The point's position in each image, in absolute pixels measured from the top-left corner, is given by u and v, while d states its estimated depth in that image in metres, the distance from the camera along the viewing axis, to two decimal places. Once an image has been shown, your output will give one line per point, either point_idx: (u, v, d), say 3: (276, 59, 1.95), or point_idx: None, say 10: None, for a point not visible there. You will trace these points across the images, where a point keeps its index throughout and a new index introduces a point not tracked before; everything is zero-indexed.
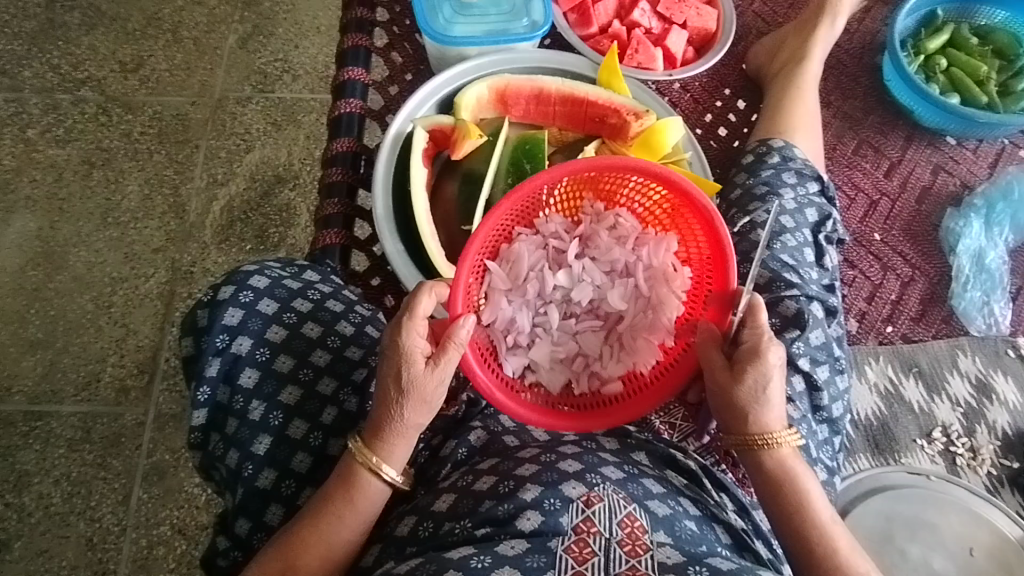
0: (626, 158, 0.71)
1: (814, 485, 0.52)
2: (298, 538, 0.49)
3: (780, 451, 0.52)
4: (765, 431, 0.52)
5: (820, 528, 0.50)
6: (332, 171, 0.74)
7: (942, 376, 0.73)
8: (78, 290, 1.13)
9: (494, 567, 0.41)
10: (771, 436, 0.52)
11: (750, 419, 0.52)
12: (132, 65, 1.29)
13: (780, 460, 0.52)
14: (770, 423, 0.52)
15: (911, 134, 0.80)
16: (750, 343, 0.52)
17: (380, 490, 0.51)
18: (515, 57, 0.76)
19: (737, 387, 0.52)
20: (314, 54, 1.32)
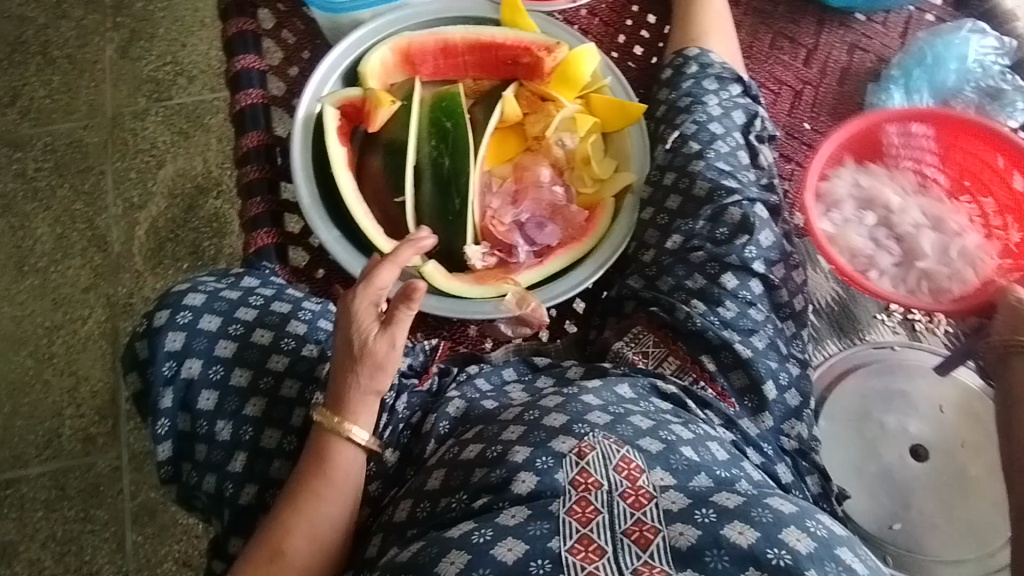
0: (548, 97, 0.69)
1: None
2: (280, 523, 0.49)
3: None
4: None
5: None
6: (247, 169, 0.70)
7: None
8: (12, 348, 1.06)
9: (497, 540, 0.41)
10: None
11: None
12: (8, 98, 1.18)
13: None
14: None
15: (822, 19, 0.80)
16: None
17: (353, 453, 0.51)
18: (409, 13, 0.71)
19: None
20: (204, 50, 1.23)
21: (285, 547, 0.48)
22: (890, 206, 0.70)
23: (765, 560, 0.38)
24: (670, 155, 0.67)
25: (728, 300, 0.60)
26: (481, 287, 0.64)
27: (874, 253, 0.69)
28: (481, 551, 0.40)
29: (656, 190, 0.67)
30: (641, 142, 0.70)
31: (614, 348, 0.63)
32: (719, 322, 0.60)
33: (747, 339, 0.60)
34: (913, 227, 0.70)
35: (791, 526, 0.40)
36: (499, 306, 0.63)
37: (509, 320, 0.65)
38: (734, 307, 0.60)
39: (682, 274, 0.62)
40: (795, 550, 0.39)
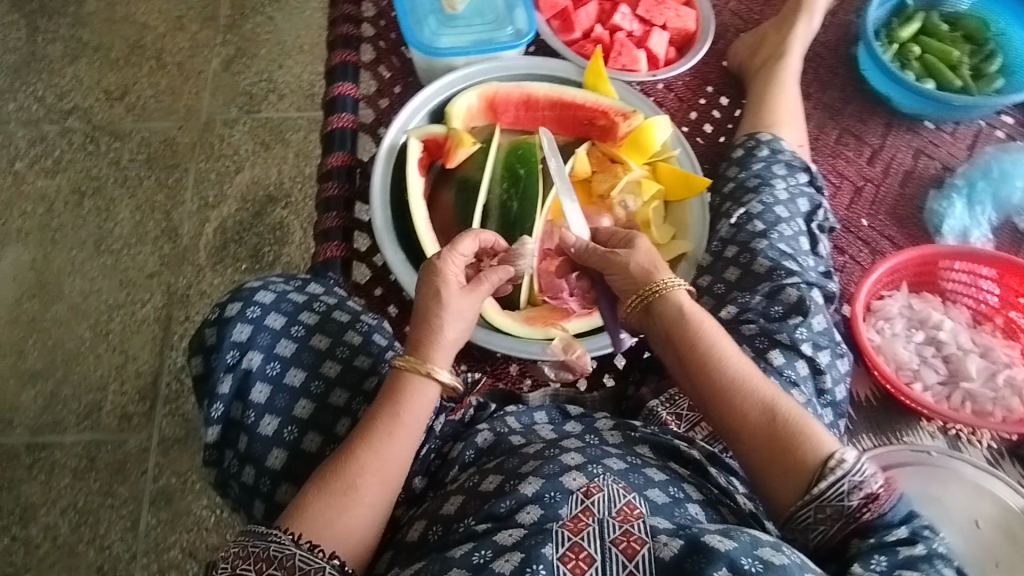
0: (617, 159, 0.73)
1: (721, 331, 0.57)
2: (373, 443, 0.51)
3: (683, 304, 0.57)
4: (653, 287, 0.58)
5: (732, 367, 0.54)
6: (328, 185, 0.74)
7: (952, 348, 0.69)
8: (75, 319, 1.12)
9: (495, 557, 0.42)
10: (669, 288, 0.57)
11: (648, 277, 0.58)
12: (118, 92, 1.29)
13: (685, 311, 0.57)
14: (665, 277, 0.58)
15: (890, 121, 0.83)
16: (627, 232, 0.62)
17: (433, 394, 0.54)
18: (501, 64, 0.77)
19: (624, 257, 0.59)
20: (298, 73, 1.34)
21: (379, 463, 0.51)
22: (940, 328, 0.70)
23: (741, 565, 0.40)
24: (734, 230, 0.70)
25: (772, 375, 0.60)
26: (531, 328, 0.66)
27: (920, 367, 0.68)
28: (482, 566, 0.42)
29: (716, 260, 0.70)
30: (701, 214, 0.72)
31: (648, 405, 0.63)
32: None
33: None
34: (961, 350, 0.69)
35: (767, 546, 0.42)
36: (545, 349, 0.65)
37: (554, 364, 0.67)
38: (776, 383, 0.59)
39: None
40: (769, 561, 0.40)
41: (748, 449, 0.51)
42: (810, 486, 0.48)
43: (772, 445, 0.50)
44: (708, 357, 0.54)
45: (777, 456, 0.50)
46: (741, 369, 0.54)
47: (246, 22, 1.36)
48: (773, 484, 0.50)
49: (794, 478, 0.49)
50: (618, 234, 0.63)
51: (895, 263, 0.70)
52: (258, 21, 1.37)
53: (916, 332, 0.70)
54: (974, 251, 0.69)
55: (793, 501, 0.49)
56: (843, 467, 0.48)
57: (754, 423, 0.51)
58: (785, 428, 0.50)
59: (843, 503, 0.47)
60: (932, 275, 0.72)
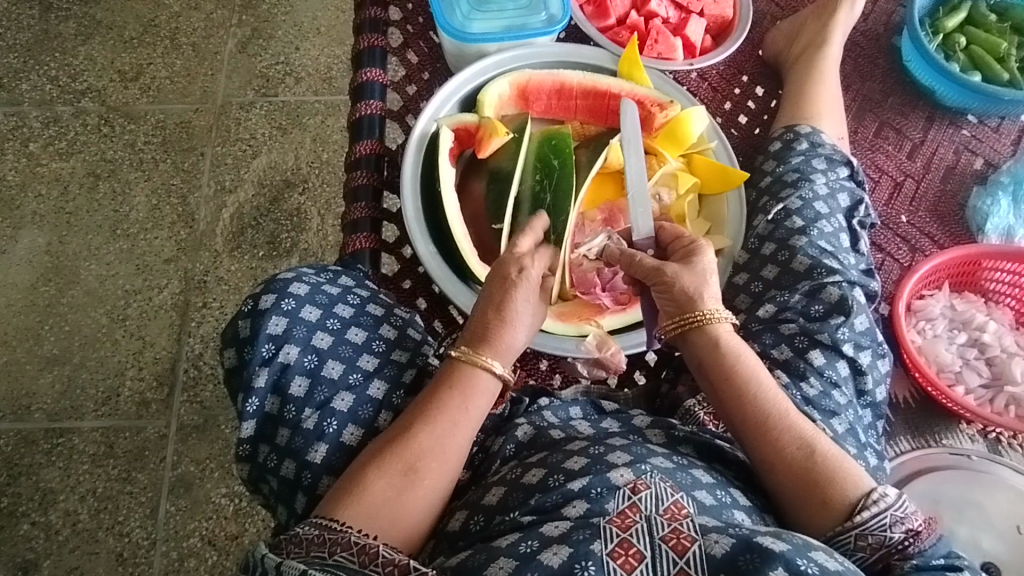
0: (652, 150, 0.70)
1: (759, 363, 0.55)
2: (423, 434, 0.51)
3: (725, 333, 0.55)
4: (703, 310, 0.54)
5: (773, 397, 0.52)
6: (356, 174, 0.72)
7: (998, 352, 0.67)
8: (92, 304, 1.11)
9: (543, 548, 0.40)
10: (713, 316, 0.54)
11: (693, 303, 0.55)
12: (132, 73, 1.27)
13: (727, 341, 0.54)
14: (709, 304, 0.55)
15: (932, 115, 0.80)
16: (691, 241, 0.58)
17: (491, 388, 0.55)
18: (533, 51, 0.74)
19: (680, 276, 0.55)
20: (315, 55, 1.31)
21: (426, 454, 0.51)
22: (983, 330, 0.68)
23: (798, 566, 0.37)
24: (772, 226, 0.67)
25: (812, 376, 0.58)
26: (565, 325, 0.64)
27: (962, 370, 0.67)
28: (528, 558, 0.40)
29: (753, 257, 0.67)
30: (738, 209, 0.69)
31: (685, 404, 0.61)
32: (801, 397, 0.57)
33: (828, 420, 0.56)
34: (1005, 352, 0.67)
35: (820, 549, 0.39)
36: (579, 346, 0.63)
37: (587, 361, 0.65)
38: (818, 384, 0.58)
39: (769, 342, 0.61)
40: (823, 565, 0.38)
41: (781, 482, 0.50)
42: (844, 521, 0.47)
43: (806, 473, 0.49)
44: (748, 389, 0.53)
45: (812, 492, 0.48)
46: (781, 404, 0.52)
47: (261, 2, 1.33)
48: (803, 518, 0.49)
49: (826, 513, 0.47)
50: (682, 240, 0.58)
51: (939, 261, 0.68)
52: (274, 2, 1.34)
53: (958, 334, 0.68)
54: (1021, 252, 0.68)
55: (829, 526, 0.47)
56: (885, 501, 0.46)
57: (791, 459, 0.50)
58: (822, 466, 0.49)
59: (887, 534, 0.46)
60: (975, 275, 0.71)
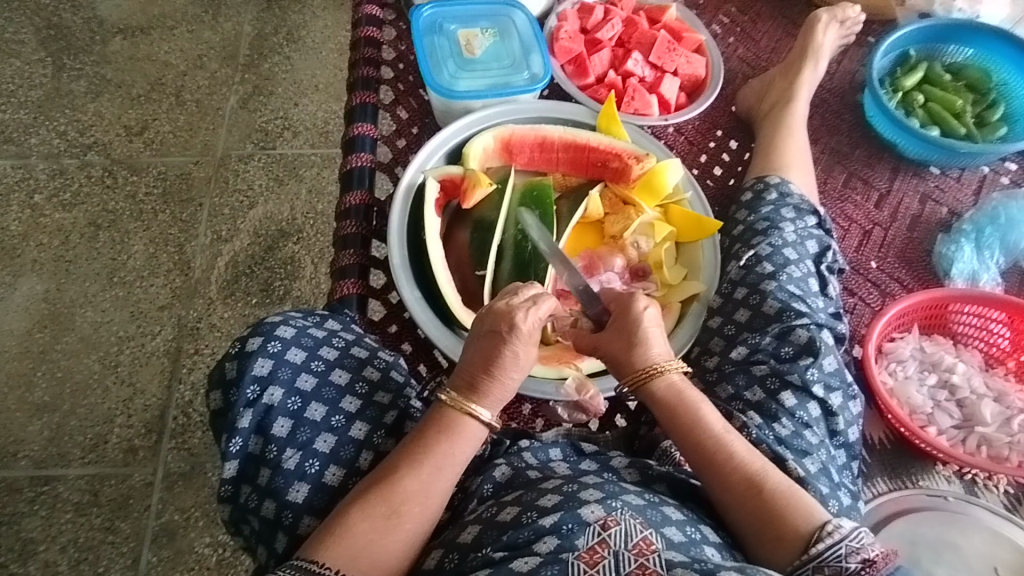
0: (630, 201, 0.74)
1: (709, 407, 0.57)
2: (411, 475, 0.53)
3: (673, 383, 0.58)
4: (651, 363, 0.58)
5: (726, 440, 0.55)
6: (345, 223, 0.75)
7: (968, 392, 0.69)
8: (85, 351, 1.13)
9: None
10: (655, 364, 0.58)
11: (633, 355, 0.58)
12: (137, 128, 1.32)
13: (670, 388, 0.57)
14: (653, 353, 0.59)
15: (896, 167, 0.85)
16: (625, 297, 0.61)
17: (478, 433, 0.56)
18: (517, 108, 0.79)
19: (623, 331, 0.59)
20: (313, 111, 1.37)
21: (412, 493, 0.52)
22: (953, 371, 0.70)
23: None
24: (744, 271, 0.70)
25: (784, 417, 0.60)
26: (545, 368, 0.65)
27: (933, 411, 0.68)
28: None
29: (727, 301, 0.69)
30: (713, 256, 0.72)
31: (662, 445, 0.61)
32: (773, 437, 0.58)
33: (800, 459, 0.58)
34: (975, 394, 0.69)
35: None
36: (558, 389, 0.65)
37: (567, 404, 0.66)
38: (790, 425, 0.59)
39: (742, 384, 0.63)
40: None
41: (739, 520, 0.52)
42: (801, 555, 0.48)
43: (762, 512, 0.51)
44: (694, 434, 0.55)
45: (764, 528, 0.50)
46: (732, 446, 0.54)
47: (263, 62, 1.40)
48: (764, 554, 0.50)
49: (782, 548, 0.49)
50: (617, 299, 0.61)
51: (906, 305, 0.70)
52: (275, 61, 1.41)
53: (928, 377, 0.70)
54: (983, 295, 0.70)
55: (789, 562, 0.48)
56: (839, 532, 0.47)
57: (741, 498, 0.52)
58: (771, 503, 0.51)
59: (843, 564, 0.46)
60: (943, 318, 0.73)
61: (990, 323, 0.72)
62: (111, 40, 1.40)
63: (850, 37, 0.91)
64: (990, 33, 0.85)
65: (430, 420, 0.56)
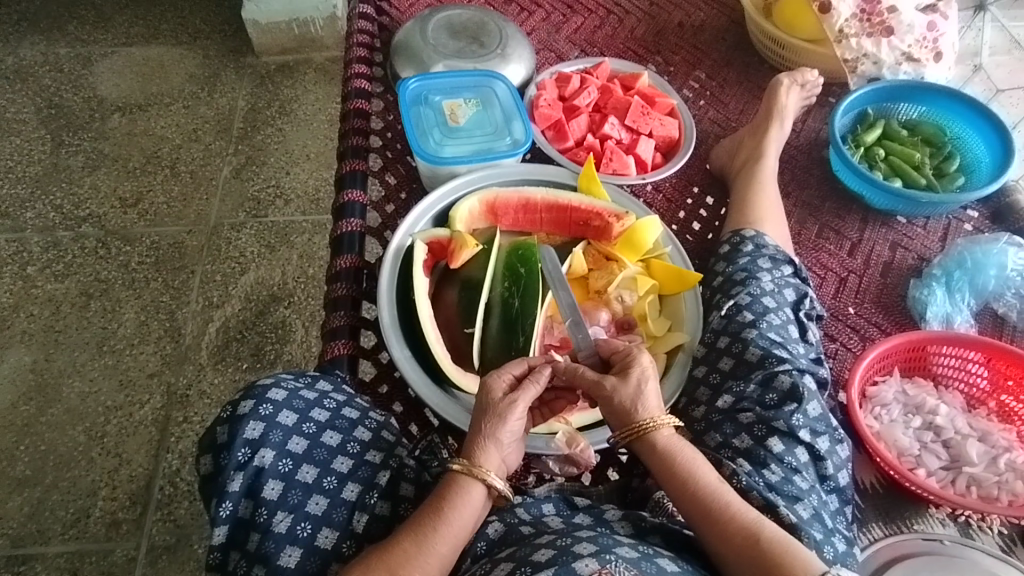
0: (612, 257, 0.77)
1: (701, 461, 0.57)
2: (416, 541, 0.52)
3: (665, 438, 0.58)
4: (645, 419, 0.58)
5: (718, 495, 0.55)
6: (337, 286, 0.77)
7: (954, 434, 0.70)
8: (71, 422, 1.11)
9: None
10: (654, 424, 0.58)
11: (633, 413, 0.58)
12: (132, 200, 1.35)
13: (669, 447, 0.57)
14: (654, 414, 0.59)
15: (865, 217, 0.89)
16: (627, 352, 0.62)
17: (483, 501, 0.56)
18: (501, 172, 0.82)
19: (620, 389, 0.59)
20: (305, 179, 1.41)
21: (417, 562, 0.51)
22: (936, 413, 0.71)
23: None
24: (726, 321, 0.72)
25: (773, 463, 0.60)
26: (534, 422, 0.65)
27: (921, 453, 0.69)
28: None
29: (710, 351, 0.71)
30: (695, 307, 0.74)
31: (655, 495, 0.62)
32: (764, 484, 0.59)
33: (792, 505, 0.58)
34: (960, 435, 0.70)
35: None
36: (549, 443, 0.64)
37: (558, 457, 0.66)
38: (779, 471, 0.60)
39: (729, 432, 0.64)
40: None
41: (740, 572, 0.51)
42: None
43: (759, 564, 0.50)
44: (690, 487, 0.55)
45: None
46: (723, 498, 0.54)
47: (257, 134, 1.46)
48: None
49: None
50: (619, 352, 0.62)
51: (887, 348, 0.72)
52: (268, 133, 1.46)
53: (914, 418, 0.71)
54: (959, 337, 0.72)
55: None
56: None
57: (740, 548, 0.51)
58: (770, 549, 0.50)
59: None
60: (923, 359, 0.74)
61: (967, 363, 0.74)
62: (110, 116, 1.46)
63: (811, 98, 0.97)
64: (940, 93, 0.91)
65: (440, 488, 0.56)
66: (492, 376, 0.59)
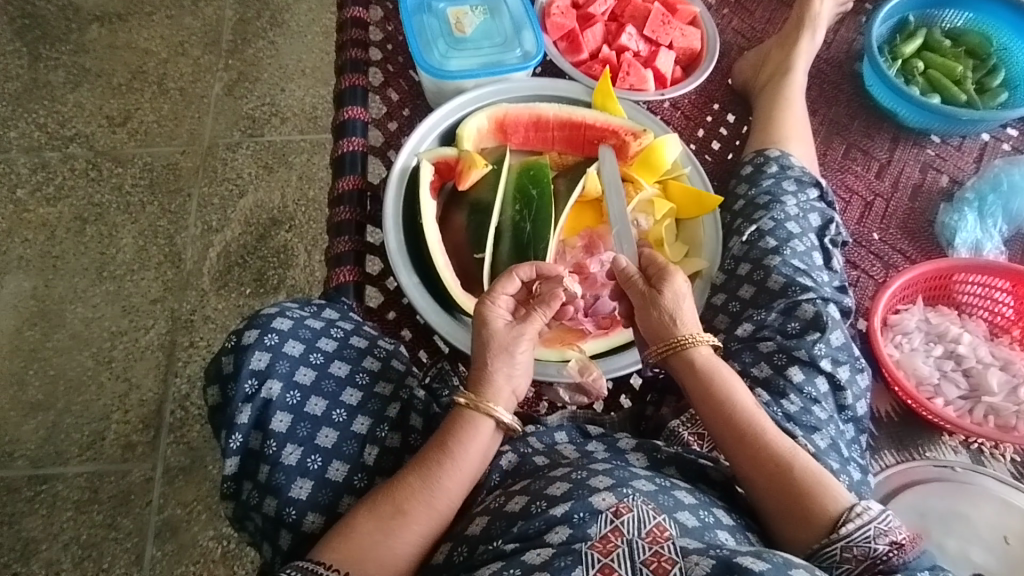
0: (628, 178, 0.72)
1: (740, 385, 0.56)
2: (419, 474, 0.52)
3: (705, 358, 0.57)
4: (684, 335, 0.57)
5: (756, 418, 0.54)
6: (339, 210, 0.74)
7: (976, 363, 0.68)
8: (78, 348, 1.11)
9: None
10: (695, 341, 0.57)
11: (672, 329, 0.58)
12: (120, 118, 1.29)
13: (708, 366, 0.56)
14: (692, 331, 0.58)
15: (897, 136, 0.83)
16: (664, 266, 0.60)
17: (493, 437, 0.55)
18: (511, 86, 0.77)
19: (659, 306, 0.58)
20: (301, 96, 1.34)
21: (420, 493, 0.51)
22: (958, 342, 0.69)
23: None
24: (747, 247, 0.69)
25: (792, 393, 0.59)
26: (547, 350, 0.63)
27: (940, 382, 0.68)
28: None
29: (730, 278, 0.68)
30: (714, 233, 0.70)
31: (669, 424, 0.61)
32: (782, 414, 0.58)
33: (809, 436, 0.57)
34: (981, 363, 0.68)
35: (801, 568, 0.39)
36: (561, 370, 0.63)
37: (569, 386, 0.64)
38: (798, 401, 0.59)
39: (748, 361, 0.62)
40: None
41: (767, 497, 0.51)
42: (827, 534, 0.48)
43: (793, 492, 0.50)
44: (730, 408, 0.54)
45: (787, 502, 0.50)
46: (761, 420, 0.54)
47: (247, 46, 1.37)
48: (787, 534, 0.50)
49: (807, 528, 0.49)
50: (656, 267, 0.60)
51: (913, 274, 0.69)
52: (259, 45, 1.37)
53: (935, 347, 0.69)
54: (991, 264, 0.69)
55: (812, 543, 0.48)
56: (868, 513, 0.47)
57: (774, 474, 0.51)
58: (804, 479, 0.50)
59: (870, 545, 0.46)
60: (950, 286, 0.72)
61: (995, 292, 0.72)
62: (88, 27, 1.36)
63: (847, 4, 0.89)
64: None
65: (445, 424, 0.55)
66: (486, 304, 0.57)
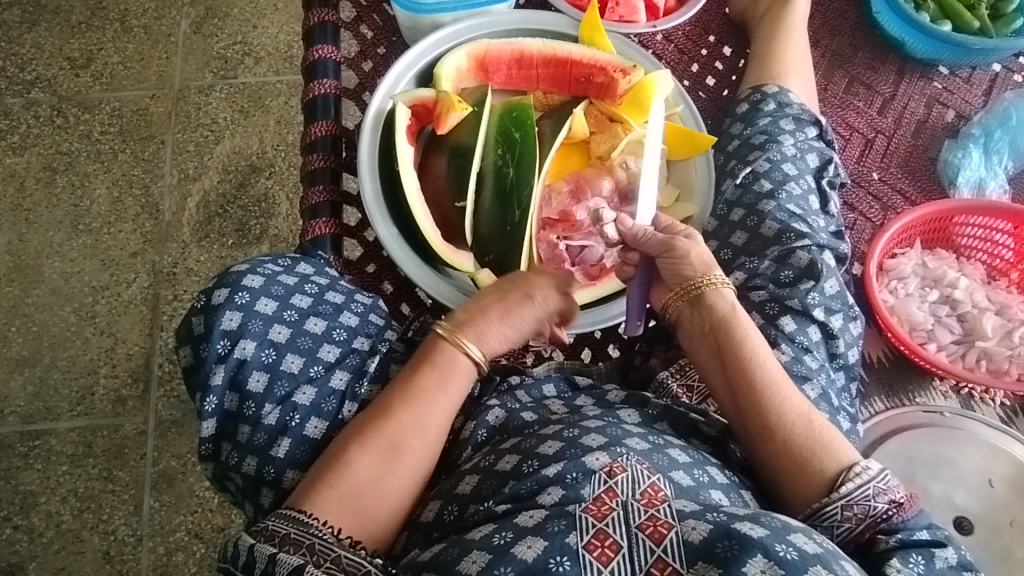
0: (617, 118, 0.68)
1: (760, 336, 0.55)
2: (409, 412, 0.51)
3: (733, 304, 0.55)
4: (716, 279, 0.56)
5: (777, 368, 0.53)
6: (312, 158, 0.70)
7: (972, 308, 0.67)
8: (58, 303, 1.09)
9: (517, 540, 0.39)
10: (724, 287, 0.56)
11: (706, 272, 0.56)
12: (82, 60, 1.22)
13: (734, 311, 0.55)
14: (720, 277, 0.57)
15: (902, 68, 0.78)
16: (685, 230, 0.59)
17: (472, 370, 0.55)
18: (491, 19, 0.71)
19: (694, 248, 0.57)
20: (274, 33, 1.26)
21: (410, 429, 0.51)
22: (955, 286, 0.68)
23: (777, 553, 0.36)
24: (741, 190, 0.66)
25: (784, 343, 0.58)
26: None
27: (934, 327, 0.66)
28: (501, 552, 0.38)
29: (722, 224, 0.66)
30: (706, 174, 0.67)
31: (658, 377, 0.60)
32: None
33: (800, 386, 0.56)
34: (976, 308, 0.67)
35: (800, 532, 0.38)
36: None
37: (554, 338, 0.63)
38: (790, 351, 0.57)
39: None
40: (803, 548, 0.37)
41: (776, 451, 0.50)
42: (826, 495, 0.47)
43: (811, 441, 0.49)
44: (749, 358, 0.53)
45: (793, 457, 0.49)
46: (780, 370, 0.53)
47: None
48: (789, 487, 0.49)
49: (808, 486, 0.48)
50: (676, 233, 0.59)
51: (914, 216, 0.66)
52: None
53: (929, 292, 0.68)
54: (995, 205, 0.66)
55: (818, 496, 0.47)
56: (868, 473, 0.47)
57: (787, 429, 0.50)
58: (817, 435, 0.50)
59: (870, 504, 0.46)
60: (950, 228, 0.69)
61: (996, 234, 0.69)
62: None
63: None
64: None
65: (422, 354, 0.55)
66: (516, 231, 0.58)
